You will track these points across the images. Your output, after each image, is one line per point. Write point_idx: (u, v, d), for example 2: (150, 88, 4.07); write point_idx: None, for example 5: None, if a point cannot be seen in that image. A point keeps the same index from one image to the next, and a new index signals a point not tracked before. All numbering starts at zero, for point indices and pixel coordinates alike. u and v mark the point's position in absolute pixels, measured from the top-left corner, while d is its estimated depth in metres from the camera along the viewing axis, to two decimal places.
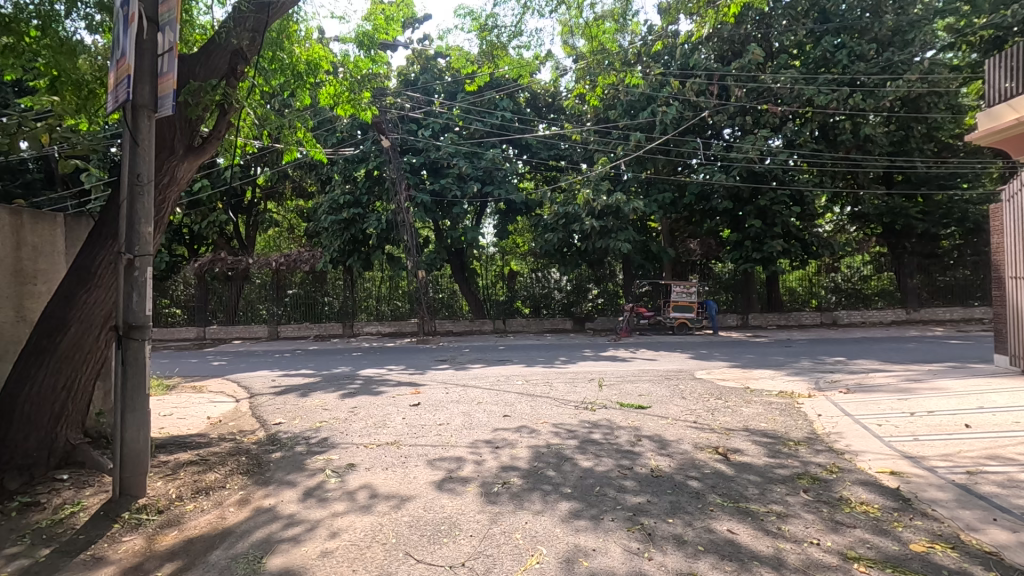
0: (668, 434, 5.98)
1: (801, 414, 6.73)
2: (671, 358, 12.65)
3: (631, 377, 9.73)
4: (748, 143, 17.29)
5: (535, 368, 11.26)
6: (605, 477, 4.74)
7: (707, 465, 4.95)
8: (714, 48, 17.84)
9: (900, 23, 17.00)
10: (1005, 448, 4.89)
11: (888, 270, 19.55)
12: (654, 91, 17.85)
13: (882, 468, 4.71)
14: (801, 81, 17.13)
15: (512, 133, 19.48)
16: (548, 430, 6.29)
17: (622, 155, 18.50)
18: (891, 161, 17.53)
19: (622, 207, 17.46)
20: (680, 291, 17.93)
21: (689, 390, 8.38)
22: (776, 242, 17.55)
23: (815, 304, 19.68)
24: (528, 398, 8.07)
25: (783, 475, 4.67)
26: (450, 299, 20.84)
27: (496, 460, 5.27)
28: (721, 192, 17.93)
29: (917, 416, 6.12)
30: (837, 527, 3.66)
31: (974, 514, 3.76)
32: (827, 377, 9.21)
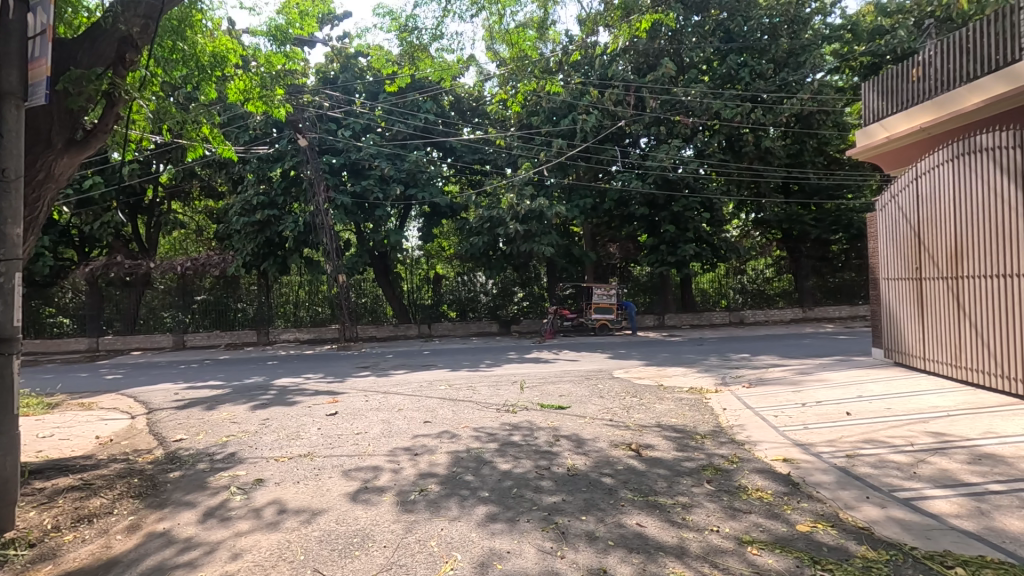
0: (585, 433, 6.15)
1: (707, 409, 7.16)
2: (591, 358, 13.03)
3: (553, 378, 9.92)
4: (663, 153, 18.19)
5: (459, 373, 11.19)
6: (523, 478, 4.80)
7: (620, 462, 5.13)
8: (631, 61, 18.61)
9: (794, 46, 18.45)
10: (879, 431, 5.43)
11: (787, 272, 21.19)
12: (574, 99, 18.47)
13: (776, 456, 5.09)
14: (709, 95, 18.24)
15: (436, 136, 19.41)
16: (469, 434, 6.28)
17: (545, 161, 18.90)
18: (788, 172, 19.11)
19: (546, 211, 17.82)
20: (600, 294, 18.51)
21: (607, 389, 8.66)
22: (688, 246, 18.60)
23: (725, 304, 20.97)
24: (451, 403, 8.02)
25: (690, 468, 4.93)
26: (373, 304, 20.46)
27: (414, 467, 5.19)
28: (638, 198, 18.76)
29: (807, 406, 6.68)
30: (735, 514, 3.91)
31: (852, 493, 4.14)
32: (732, 372, 9.85)
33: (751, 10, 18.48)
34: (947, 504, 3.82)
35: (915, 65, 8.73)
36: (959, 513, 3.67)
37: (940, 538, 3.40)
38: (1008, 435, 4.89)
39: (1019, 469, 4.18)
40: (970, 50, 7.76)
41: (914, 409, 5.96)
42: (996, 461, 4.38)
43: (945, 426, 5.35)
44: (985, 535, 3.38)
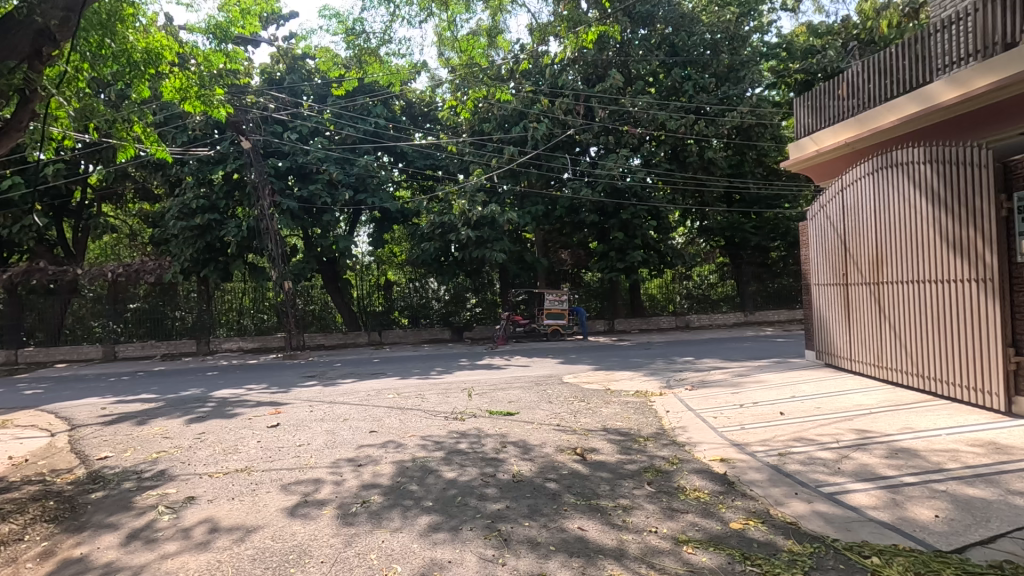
0: (532, 438, 6.18)
1: (652, 412, 7.34)
2: (542, 364, 13.14)
3: (503, 384, 9.93)
4: (611, 161, 18.59)
5: (409, 380, 11.02)
6: (468, 486, 4.77)
7: (565, 467, 5.18)
8: (580, 71, 18.99)
9: (734, 62, 19.27)
10: (809, 430, 5.71)
11: (730, 277, 21.87)
12: (525, 107, 18.65)
13: (714, 456, 5.27)
14: (656, 106, 18.80)
15: (386, 141, 19.16)
16: (415, 443, 6.20)
17: (497, 168, 18.96)
18: (730, 181, 19.89)
19: (497, 218, 17.83)
20: (552, 299, 18.68)
21: (556, 394, 8.73)
22: (637, 253, 19.04)
23: (672, 309, 21.61)
24: (398, 412, 7.89)
25: (632, 470, 5.03)
26: (322, 311, 20.07)
27: (357, 479, 5.07)
28: (588, 205, 19.10)
29: (744, 407, 6.95)
30: (673, 514, 4.02)
31: (782, 490, 4.34)
32: (676, 375, 10.14)
33: (693, 25, 19.21)
34: (867, 497, 4.04)
35: (843, 83, 9.28)
36: (876, 505, 3.90)
37: (859, 529, 3.61)
38: (921, 430, 5.25)
39: (930, 461, 4.49)
40: (891, 71, 8.34)
41: (841, 407, 6.31)
42: (911, 455, 4.68)
43: (868, 423, 5.68)
44: (899, 524, 3.60)
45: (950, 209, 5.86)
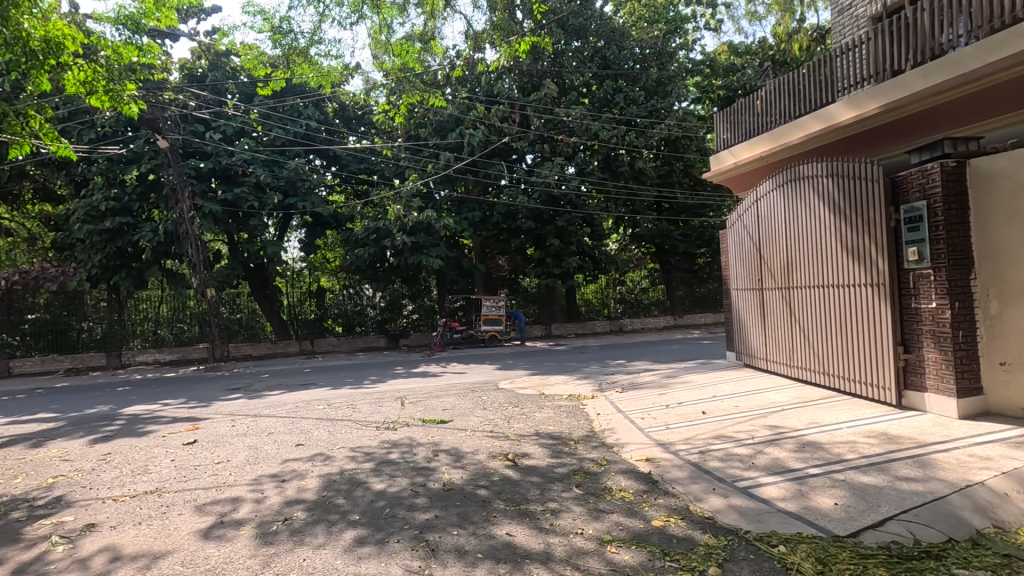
0: (464, 446, 6.15)
1: (583, 415, 7.51)
2: (479, 370, 13.13)
3: (438, 392, 9.84)
4: (546, 169, 18.92)
5: (340, 391, 10.68)
6: (397, 497, 4.68)
7: (496, 473, 5.19)
8: (516, 80, 19.37)
9: (661, 76, 20.14)
10: (728, 428, 6.01)
11: (661, 283, 22.79)
12: (461, 113, 18.70)
13: (640, 457, 5.45)
14: (589, 117, 19.30)
15: (318, 143, 18.63)
16: (344, 455, 6.02)
17: (433, 174, 18.85)
18: (659, 191, 20.71)
19: (433, 223, 17.72)
20: (489, 305, 18.74)
21: (491, 401, 8.74)
22: (572, 259, 19.45)
23: (607, 313, 22.17)
24: (328, 423, 7.64)
25: (561, 473, 5.12)
26: (250, 320, 19.20)
27: (280, 495, 4.86)
28: (524, 212, 19.31)
29: (670, 408, 7.23)
30: (599, 515, 4.12)
31: (701, 486, 4.54)
32: (608, 378, 10.42)
33: (624, 40, 19.96)
34: (776, 489, 4.31)
35: (757, 101, 9.93)
36: (784, 496, 4.16)
37: (769, 520, 3.84)
38: (826, 424, 5.66)
39: (832, 453, 4.84)
40: (798, 92, 9.03)
41: (757, 406, 6.68)
42: (816, 448, 5.03)
43: (779, 419, 6.06)
44: (803, 513, 3.86)
45: (848, 219, 6.36)
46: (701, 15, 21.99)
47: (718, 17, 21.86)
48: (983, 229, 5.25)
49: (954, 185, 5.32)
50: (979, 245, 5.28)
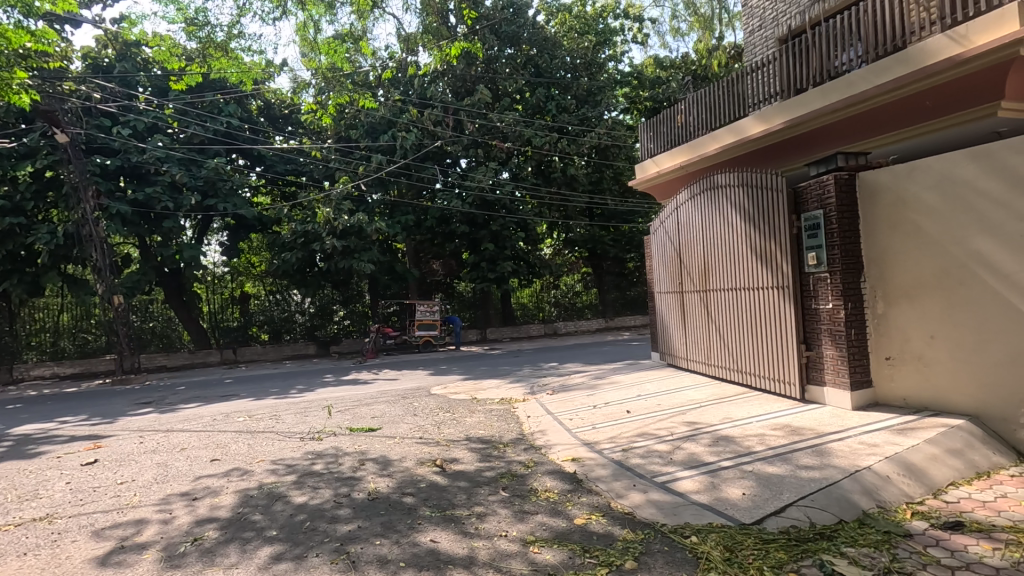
0: (392, 453, 6.05)
1: (514, 418, 7.57)
2: (411, 376, 12.95)
3: (369, 400, 9.60)
4: (480, 174, 18.95)
5: (263, 401, 10.19)
6: (318, 510, 4.52)
7: (424, 480, 5.13)
8: (449, 84, 19.39)
9: (592, 86, 20.74)
10: (649, 425, 6.26)
11: (593, 286, 23.45)
12: (393, 116, 18.46)
13: (566, 457, 5.57)
14: (521, 123, 19.57)
15: (241, 142, 17.76)
16: (264, 468, 5.75)
17: (364, 176, 18.35)
18: (591, 198, 21.12)
19: (365, 227, 17.30)
20: (423, 310, 18.48)
21: (422, 407, 8.64)
22: (507, 263, 19.55)
23: (542, 317, 22.48)
24: (247, 436, 7.27)
25: (489, 477, 5.14)
26: (165, 329, 17.97)
27: (190, 514, 4.57)
28: (458, 217, 19.27)
29: (597, 408, 7.43)
30: (523, 516, 4.17)
31: (622, 483, 4.70)
32: (540, 381, 10.55)
33: (555, 49, 20.43)
34: (691, 482, 4.53)
35: (678, 113, 10.43)
36: (698, 489, 4.38)
37: (683, 512, 4.02)
38: (738, 418, 6.01)
39: (743, 446, 5.15)
40: (716, 105, 9.54)
41: (677, 403, 6.99)
42: (728, 442, 5.34)
43: (697, 415, 6.37)
44: (715, 504, 4.08)
45: (757, 227, 6.81)
46: (628, 29, 22.81)
47: (644, 31, 22.75)
48: (870, 236, 5.73)
49: (846, 196, 5.80)
50: (868, 250, 5.77)
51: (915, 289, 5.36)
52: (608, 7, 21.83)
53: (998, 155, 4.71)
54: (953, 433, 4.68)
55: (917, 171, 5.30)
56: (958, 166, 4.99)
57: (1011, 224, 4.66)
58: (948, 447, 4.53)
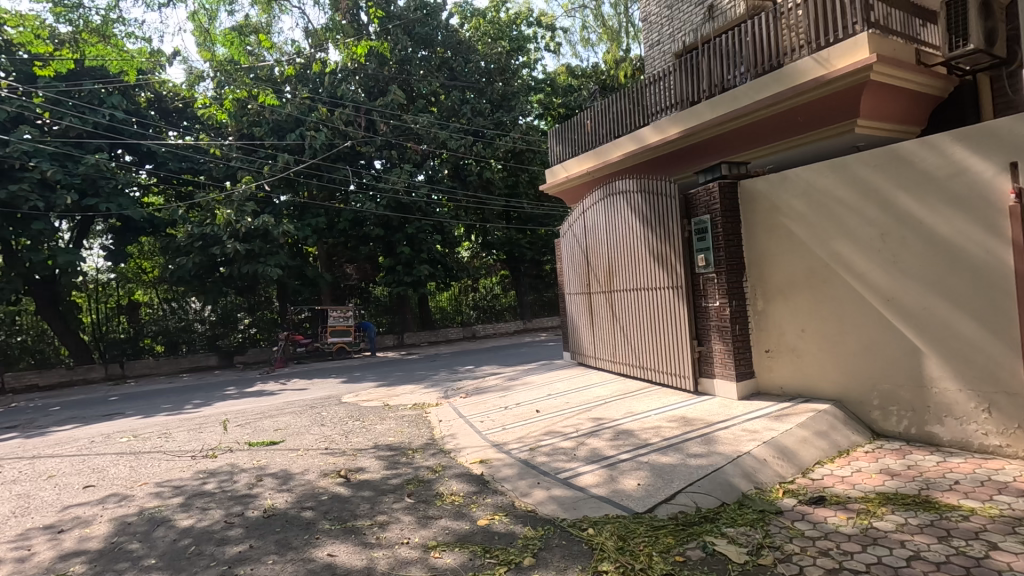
0: (294, 466, 5.77)
1: (425, 423, 7.49)
2: (322, 385, 12.42)
3: (274, 411, 9.12)
4: (395, 176, 18.59)
5: (153, 419, 9.37)
6: (206, 533, 4.22)
7: (326, 492, 4.94)
8: (361, 83, 18.98)
9: (506, 91, 20.98)
10: (557, 423, 6.42)
11: (511, 289, 23.70)
12: (300, 114, 17.66)
13: (474, 459, 5.59)
14: (436, 126, 19.43)
15: (126, 137, 16.13)
16: (147, 492, 5.29)
17: (269, 176, 17.34)
18: (507, 201, 21.27)
19: (271, 230, 16.40)
20: (336, 316, 17.80)
21: (330, 416, 8.32)
22: (423, 267, 19.11)
23: (460, 320, 22.43)
24: (130, 457, 6.66)
25: (395, 484, 5.04)
26: (38, 343, 16.14)
27: (54, 549, 4.12)
28: (373, 219, 18.80)
29: (507, 409, 7.52)
30: (426, 522, 4.13)
31: (527, 482, 4.78)
32: (454, 385, 10.51)
33: (469, 53, 20.57)
34: (592, 476, 4.70)
35: (586, 120, 10.78)
36: (597, 482, 4.55)
37: (582, 506, 4.16)
38: (639, 412, 6.32)
39: (641, 438, 5.42)
40: (620, 113, 9.93)
41: (583, 401, 7.23)
42: (628, 435, 5.59)
43: (601, 411, 6.62)
44: (612, 496, 4.25)
45: (654, 230, 7.20)
46: (541, 37, 23.34)
47: (557, 40, 23.38)
48: (751, 239, 6.25)
49: (729, 203, 6.29)
50: (748, 253, 6.29)
51: (788, 288, 5.89)
52: (521, 14, 22.23)
53: (851, 167, 5.26)
54: (819, 416, 5.19)
55: (787, 181, 5.84)
56: (820, 176, 5.53)
57: (862, 228, 5.21)
58: (815, 430, 5.02)
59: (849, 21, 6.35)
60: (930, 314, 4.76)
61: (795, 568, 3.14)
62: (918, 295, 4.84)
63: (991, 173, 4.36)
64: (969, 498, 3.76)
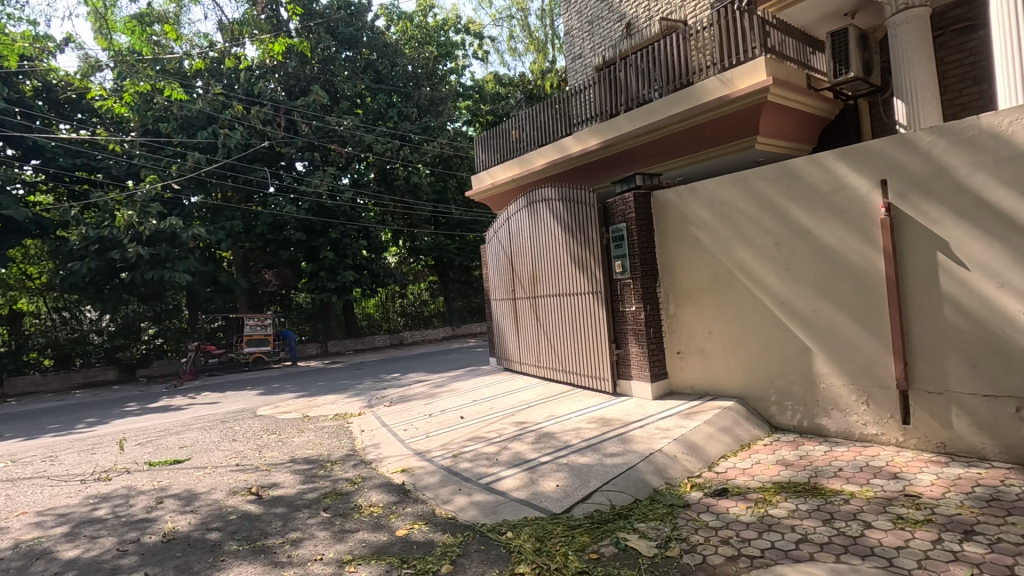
0: (200, 486, 5.41)
1: (346, 434, 7.28)
2: (237, 398, 11.74)
3: (180, 427, 8.52)
4: (317, 179, 17.95)
5: (38, 440, 8.48)
6: (93, 563, 3.87)
7: (235, 511, 4.67)
8: (281, 81, 18.24)
9: (434, 96, 20.82)
10: (481, 429, 6.43)
11: (439, 295, 23.45)
12: (213, 110, 16.67)
13: (396, 469, 5.49)
14: (361, 128, 19.00)
15: (7, 129, 14.60)
16: (24, 522, 4.76)
17: (177, 176, 16.22)
18: (435, 207, 21.11)
19: (178, 233, 15.29)
20: (253, 324, 16.87)
21: (243, 430, 7.86)
22: (348, 273, 18.52)
23: (387, 327, 21.96)
24: (7, 484, 5.99)
25: (310, 499, 4.85)
26: None
27: None
28: (293, 223, 18.04)
29: (432, 416, 7.45)
30: (342, 536, 4.01)
31: (449, 489, 4.76)
32: (379, 393, 10.26)
33: (396, 56, 20.28)
34: (513, 480, 4.74)
35: (511, 128, 10.94)
36: (518, 485, 4.61)
37: (502, 510, 4.19)
38: (560, 415, 6.46)
39: (561, 440, 5.54)
40: (543, 121, 10.12)
41: (507, 406, 7.29)
42: (549, 437, 5.71)
43: (524, 415, 6.71)
44: (531, 499, 4.32)
45: (575, 237, 7.42)
46: (469, 44, 23.44)
47: (485, 48, 23.57)
48: (664, 247, 6.58)
49: (643, 213, 6.60)
50: (661, 260, 6.62)
51: (697, 292, 6.24)
52: (449, 20, 22.26)
53: (751, 181, 5.68)
54: (724, 413, 5.55)
55: (696, 193, 6.20)
56: (724, 188, 5.92)
57: (760, 237, 5.63)
58: (721, 426, 5.35)
59: (749, 45, 6.83)
60: (818, 316, 5.21)
61: (698, 557, 3.33)
62: (808, 299, 5.28)
63: (866, 188, 4.84)
64: (850, 482, 4.15)
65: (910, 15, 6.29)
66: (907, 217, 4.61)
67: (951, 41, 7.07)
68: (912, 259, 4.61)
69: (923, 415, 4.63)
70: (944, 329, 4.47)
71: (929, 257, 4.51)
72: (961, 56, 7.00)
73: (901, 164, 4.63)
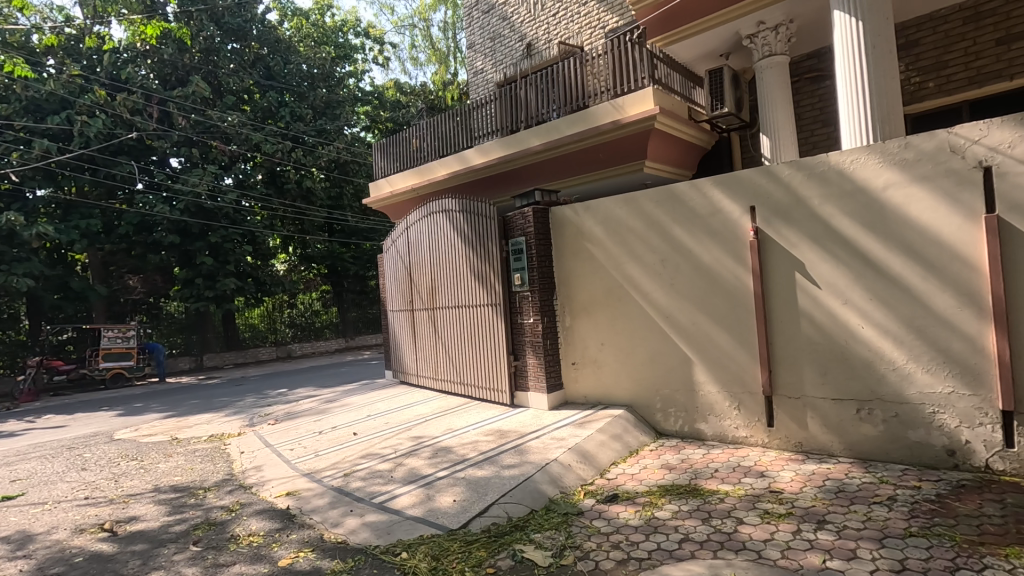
0: (37, 525, 4.64)
1: (223, 456, 6.65)
2: (90, 420, 10.31)
3: (13, 456, 7.30)
4: (195, 177, 16.46)
5: None
6: None
7: (82, 552, 4.05)
8: (154, 69, 16.61)
9: (330, 98, 20.03)
10: (375, 445, 6.18)
11: (332, 305, 22.28)
12: (69, 94, 14.71)
13: (280, 492, 5.09)
14: (248, 125, 17.76)
15: None
16: None
17: (19, 164, 14.11)
18: (329, 213, 20.14)
19: (18, 231, 13.21)
20: (112, 336, 14.93)
21: (95, 458, 6.88)
22: (229, 280, 17.01)
23: (273, 339, 20.49)
24: None
25: (177, 532, 4.34)
26: None
27: None
28: (165, 224, 16.31)
29: (322, 434, 7.04)
30: (215, 571, 3.63)
31: (339, 511, 4.49)
32: (262, 411, 9.51)
33: (290, 54, 19.40)
34: (408, 497, 4.59)
35: (411, 137, 10.79)
36: (413, 503, 4.47)
37: (396, 529, 4.04)
38: (458, 428, 6.39)
39: (458, 454, 5.47)
40: (444, 133, 10.09)
41: (403, 420, 7.08)
42: (446, 452, 5.61)
43: (421, 429, 6.56)
44: (427, 516, 4.20)
45: (474, 249, 7.43)
46: (369, 49, 22.88)
47: (385, 55, 23.16)
48: (560, 262, 6.80)
49: (542, 227, 6.77)
50: (558, 274, 6.83)
51: (591, 306, 6.52)
52: (348, 23, 21.58)
53: (639, 202, 6.05)
54: (615, 421, 5.81)
55: (591, 211, 6.49)
56: (616, 208, 6.24)
57: (648, 255, 6.00)
58: (611, 433, 5.59)
59: (639, 75, 7.28)
60: (697, 329, 5.64)
61: (592, 563, 3.42)
62: (688, 313, 5.70)
63: (738, 214, 5.35)
64: (724, 482, 4.51)
65: (773, 62, 7.03)
66: (772, 240, 5.16)
67: (805, 87, 8.08)
68: (775, 278, 5.16)
69: (783, 417, 5.17)
70: (801, 341, 5.04)
71: (789, 277, 5.08)
72: (813, 101, 8.03)
73: (766, 192, 5.18)
